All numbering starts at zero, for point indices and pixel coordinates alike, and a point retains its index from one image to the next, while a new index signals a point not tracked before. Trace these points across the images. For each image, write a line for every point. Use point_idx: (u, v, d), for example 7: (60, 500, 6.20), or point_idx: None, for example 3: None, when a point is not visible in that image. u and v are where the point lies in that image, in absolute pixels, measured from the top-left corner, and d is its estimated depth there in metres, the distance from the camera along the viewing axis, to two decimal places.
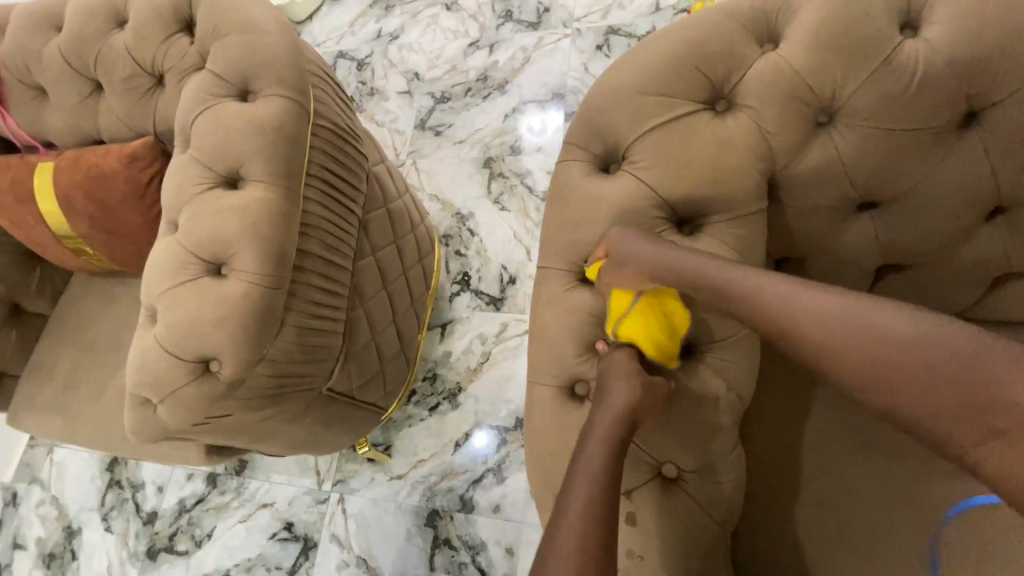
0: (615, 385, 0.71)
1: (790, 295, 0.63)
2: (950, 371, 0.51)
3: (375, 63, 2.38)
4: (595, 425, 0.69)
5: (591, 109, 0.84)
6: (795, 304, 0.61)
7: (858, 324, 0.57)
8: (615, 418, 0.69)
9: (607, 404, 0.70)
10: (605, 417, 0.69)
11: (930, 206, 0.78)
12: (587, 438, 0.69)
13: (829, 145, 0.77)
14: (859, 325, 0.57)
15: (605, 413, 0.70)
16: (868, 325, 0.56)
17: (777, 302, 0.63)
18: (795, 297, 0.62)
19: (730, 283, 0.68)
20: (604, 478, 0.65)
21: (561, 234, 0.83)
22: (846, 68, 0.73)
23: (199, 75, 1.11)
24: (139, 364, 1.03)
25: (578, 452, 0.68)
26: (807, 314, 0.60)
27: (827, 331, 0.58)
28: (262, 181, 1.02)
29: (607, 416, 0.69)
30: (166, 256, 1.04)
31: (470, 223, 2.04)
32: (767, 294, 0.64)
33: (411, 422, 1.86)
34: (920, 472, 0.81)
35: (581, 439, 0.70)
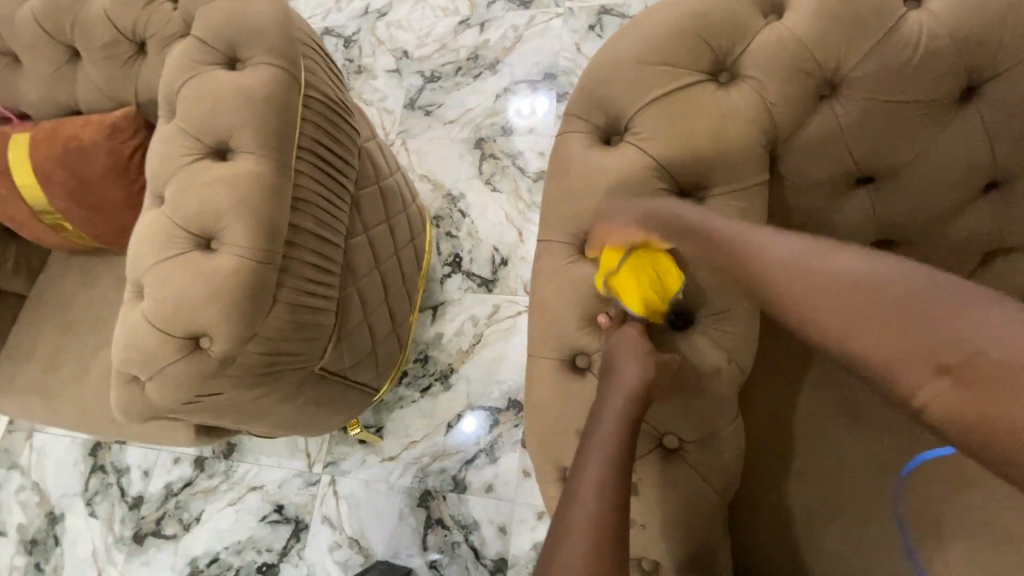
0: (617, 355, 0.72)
1: (744, 240, 0.64)
2: (901, 308, 0.49)
3: (363, 40, 2.33)
4: (606, 404, 0.70)
5: (593, 80, 0.82)
6: (745, 249, 0.63)
7: (800, 264, 0.57)
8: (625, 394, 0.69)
9: (612, 376, 0.71)
10: (616, 396, 0.69)
11: (928, 179, 0.78)
12: (597, 415, 0.70)
13: (830, 119, 0.77)
14: (803, 266, 0.57)
15: (614, 389, 0.70)
16: (809, 263, 0.57)
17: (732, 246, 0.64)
18: (762, 240, 0.61)
19: (690, 230, 0.69)
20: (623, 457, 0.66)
21: (562, 207, 0.82)
22: (850, 38, 0.73)
23: (183, 43, 1.06)
24: (127, 341, 1.00)
25: (591, 430, 0.69)
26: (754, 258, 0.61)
27: (788, 271, 0.57)
28: (252, 153, 0.99)
29: (617, 393, 0.69)
30: (153, 231, 1.01)
31: (462, 205, 2.02)
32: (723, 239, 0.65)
33: (402, 404, 1.85)
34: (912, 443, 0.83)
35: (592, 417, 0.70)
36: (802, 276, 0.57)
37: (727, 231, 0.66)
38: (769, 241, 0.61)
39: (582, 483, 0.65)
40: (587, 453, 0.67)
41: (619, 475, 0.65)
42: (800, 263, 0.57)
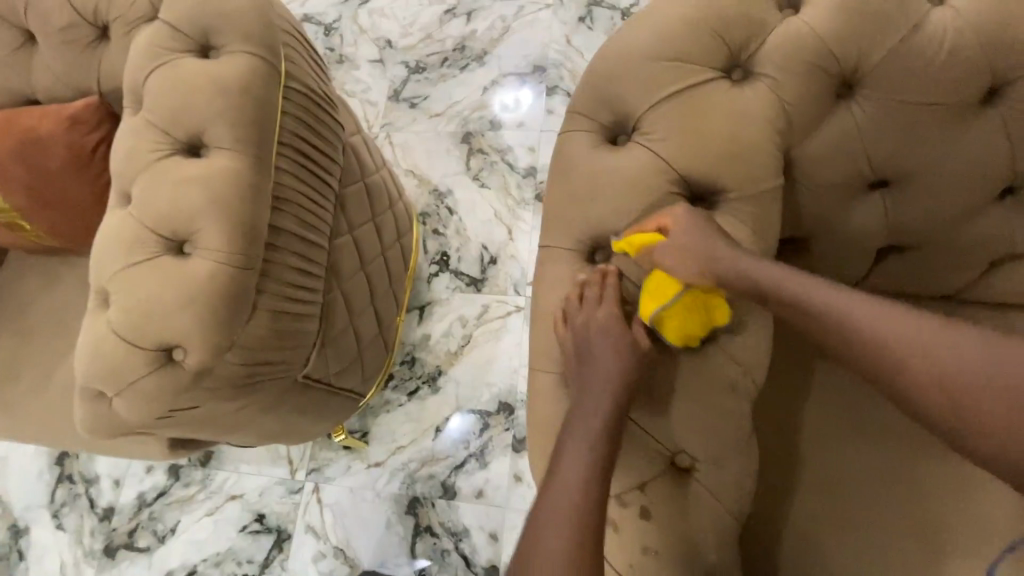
0: (611, 370, 0.69)
1: (818, 295, 0.66)
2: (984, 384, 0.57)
3: (344, 28, 2.23)
4: (587, 418, 0.68)
5: (599, 75, 0.77)
6: (824, 306, 0.65)
7: (884, 325, 0.62)
8: (612, 411, 0.68)
9: (604, 392, 0.68)
10: (598, 411, 0.68)
11: (944, 184, 0.76)
12: (576, 430, 0.67)
13: (848, 120, 0.73)
14: (887, 324, 0.62)
15: (599, 404, 0.68)
16: (903, 331, 0.61)
17: (808, 303, 0.66)
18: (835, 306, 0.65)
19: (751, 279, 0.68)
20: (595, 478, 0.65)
21: (566, 211, 0.77)
22: (873, 34, 0.69)
23: (150, 27, 0.98)
24: (91, 353, 0.92)
25: (564, 445, 0.68)
26: (837, 320, 0.64)
27: (868, 338, 0.62)
28: (228, 148, 0.91)
29: (598, 409, 0.68)
30: (119, 233, 0.93)
31: (449, 201, 1.96)
32: (797, 295, 0.67)
33: (388, 408, 1.79)
34: (920, 454, 0.81)
35: (565, 432, 0.69)
36: (891, 337, 0.61)
37: (796, 285, 0.67)
38: (845, 298, 0.65)
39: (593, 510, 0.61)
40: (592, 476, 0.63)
41: None
42: (886, 324, 0.62)
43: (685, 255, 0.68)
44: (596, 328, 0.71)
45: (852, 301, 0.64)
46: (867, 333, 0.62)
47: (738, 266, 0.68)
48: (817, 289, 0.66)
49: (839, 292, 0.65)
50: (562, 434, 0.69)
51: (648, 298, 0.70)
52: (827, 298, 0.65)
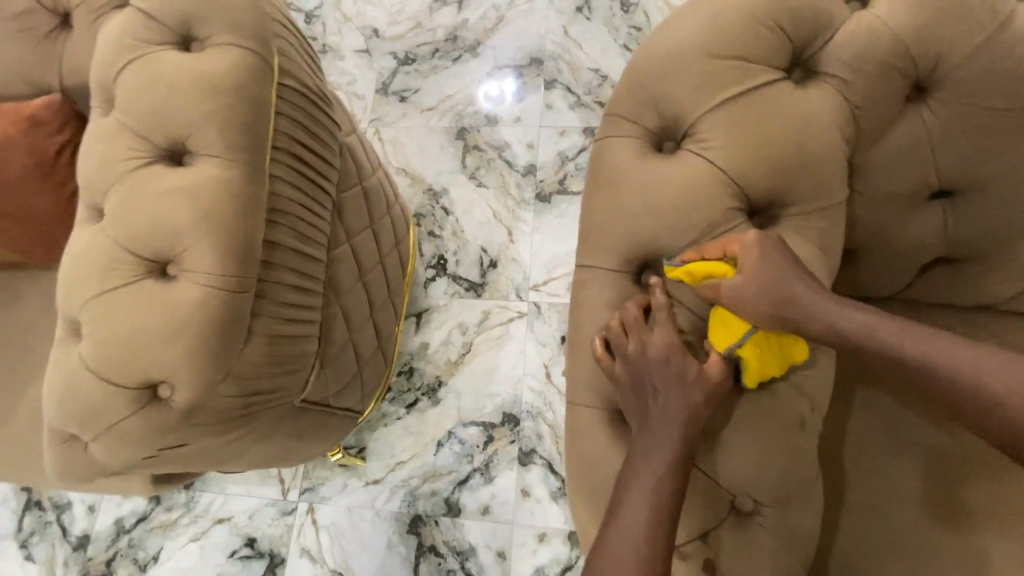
0: (670, 413, 0.62)
1: (894, 334, 0.59)
2: None
3: (327, 16, 2.09)
4: (648, 469, 0.61)
5: (644, 76, 0.69)
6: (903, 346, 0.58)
7: (973, 361, 0.56)
8: (677, 460, 0.61)
9: (666, 438, 0.61)
10: (657, 461, 0.61)
11: (1016, 196, 0.69)
12: (631, 481, 0.61)
13: (918, 126, 0.67)
14: (975, 362, 0.56)
15: (662, 453, 0.61)
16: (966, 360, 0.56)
17: (887, 343, 0.58)
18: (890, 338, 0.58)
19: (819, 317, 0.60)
20: (652, 537, 0.58)
21: (609, 227, 0.69)
22: (952, 34, 0.63)
23: (122, 15, 0.85)
24: (62, 391, 0.81)
25: (617, 495, 0.61)
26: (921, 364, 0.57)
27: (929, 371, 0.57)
28: (218, 156, 0.81)
29: (656, 457, 0.61)
30: (91, 253, 0.81)
31: (445, 201, 1.86)
32: (871, 334, 0.59)
33: (386, 421, 1.69)
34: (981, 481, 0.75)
35: (619, 481, 0.62)
36: (987, 376, 0.55)
37: (868, 323, 0.60)
38: (926, 337, 0.58)
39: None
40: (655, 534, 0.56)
41: None
42: (972, 362, 0.56)
43: (752, 279, 0.61)
44: (654, 362, 0.63)
45: (931, 339, 0.58)
46: (955, 373, 0.56)
47: (810, 288, 0.61)
48: (890, 326, 0.59)
49: (913, 327, 0.59)
50: (615, 483, 0.62)
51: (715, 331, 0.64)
52: (905, 337, 0.58)
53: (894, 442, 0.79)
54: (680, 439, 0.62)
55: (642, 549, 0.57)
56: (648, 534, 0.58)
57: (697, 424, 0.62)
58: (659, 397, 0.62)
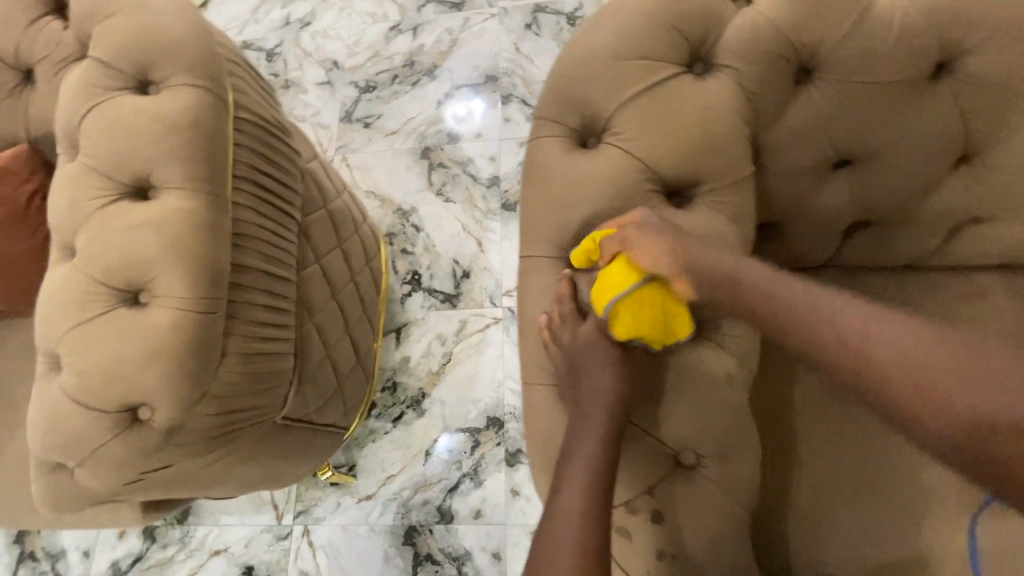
0: (608, 380, 0.68)
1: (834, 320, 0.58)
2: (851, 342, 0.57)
3: (287, 52, 2.17)
4: (584, 435, 0.66)
5: (563, 80, 0.77)
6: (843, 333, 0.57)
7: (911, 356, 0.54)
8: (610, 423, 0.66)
9: (607, 404, 0.67)
10: (592, 425, 0.66)
11: (902, 158, 0.78)
12: (575, 447, 0.66)
13: (809, 105, 0.74)
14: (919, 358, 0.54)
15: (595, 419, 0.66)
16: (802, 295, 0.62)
17: (819, 330, 0.58)
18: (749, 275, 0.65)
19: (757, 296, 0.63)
20: (598, 494, 0.63)
21: (543, 221, 0.76)
22: (824, 20, 0.70)
23: (80, 66, 0.91)
24: (45, 424, 0.85)
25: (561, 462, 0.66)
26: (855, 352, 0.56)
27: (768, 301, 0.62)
28: (179, 188, 0.86)
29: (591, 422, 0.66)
30: (65, 290, 0.86)
31: (414, 219, 1.92)
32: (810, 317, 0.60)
33: (374, 437, 1.73)
34: None
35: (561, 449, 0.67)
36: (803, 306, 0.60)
37: (802, 312, 0.60)
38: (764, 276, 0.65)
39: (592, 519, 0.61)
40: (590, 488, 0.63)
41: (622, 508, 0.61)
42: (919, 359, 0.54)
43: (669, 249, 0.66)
44: (591, 338, 0.69)
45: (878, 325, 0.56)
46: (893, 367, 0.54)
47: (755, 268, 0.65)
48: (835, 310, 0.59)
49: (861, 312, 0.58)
50: (564, 451, 0.67)
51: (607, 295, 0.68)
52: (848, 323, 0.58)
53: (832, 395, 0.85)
54: (621, 403, 0.67)
55: (590, 506, 0.62)
56: (595, 492, 0.63)
57: (633, 389, 0.68)
58: (599, 369, 0.68)
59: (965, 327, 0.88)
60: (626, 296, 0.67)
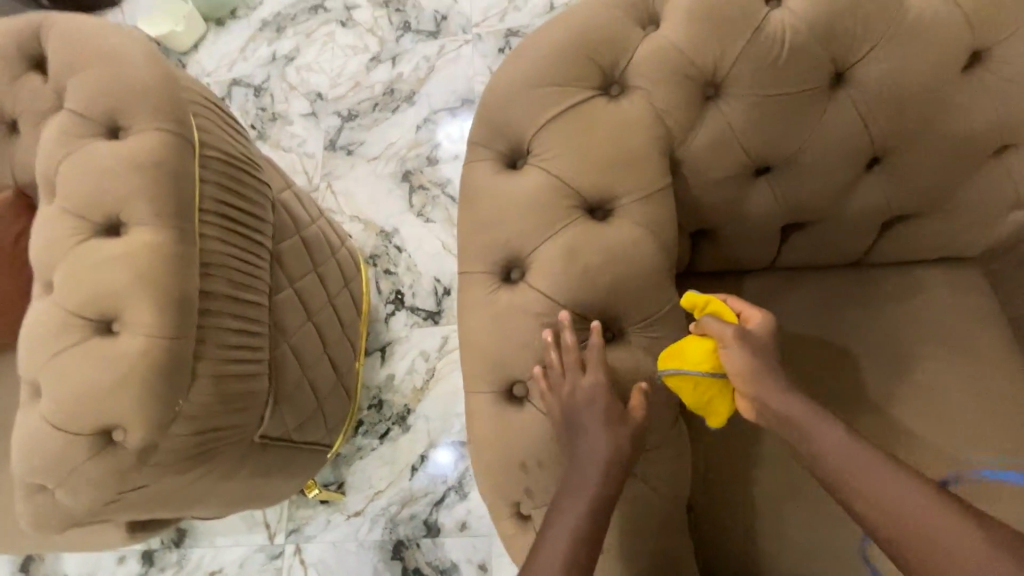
0: (607, 438, 0.70)
1: (857, 460, 0.67)
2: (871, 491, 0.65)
3: (274, 87, 2.19)
4: (586, 467, 0.69)
5: (491, 108, 0.82)
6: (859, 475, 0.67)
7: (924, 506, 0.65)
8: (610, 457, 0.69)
9: (608, 439, 0.69)
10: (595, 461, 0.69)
11: (814, 163, 0.82)
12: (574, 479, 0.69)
13: (720, 119, 0.79)
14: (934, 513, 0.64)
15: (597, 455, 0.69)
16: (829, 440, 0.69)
17: (848, 475, 0.67)
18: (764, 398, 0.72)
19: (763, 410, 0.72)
20: (587, 534, 0.67)
21: (477, 239, 0.81)
22: (723, 41, 0.76)
23: (57, 116, 0.99)
24: (28, 448, 0.91)
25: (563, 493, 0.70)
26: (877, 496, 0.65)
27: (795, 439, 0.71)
28: (147, 223, 0.93)
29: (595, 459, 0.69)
30: (44, 322, 0.92)
31: (396, 240, 1.97)
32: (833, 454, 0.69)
33: (362, 454, 1.76)
34: None
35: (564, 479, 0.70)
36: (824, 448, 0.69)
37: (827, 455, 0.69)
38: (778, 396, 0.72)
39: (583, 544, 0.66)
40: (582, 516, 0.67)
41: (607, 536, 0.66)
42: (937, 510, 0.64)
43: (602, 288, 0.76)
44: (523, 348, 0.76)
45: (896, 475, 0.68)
46: (908, 511, 0.63)
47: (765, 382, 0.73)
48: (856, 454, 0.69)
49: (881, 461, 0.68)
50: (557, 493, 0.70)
51: (686, 354, 0.74)
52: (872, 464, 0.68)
53: None
54: (617, 458, 0.69)
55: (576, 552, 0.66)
56: (584, 538, 0.66)
57: (629, 440, 0.71)
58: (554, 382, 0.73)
59: (884, 320, 0.96)
60: (690, 374, 0.73)
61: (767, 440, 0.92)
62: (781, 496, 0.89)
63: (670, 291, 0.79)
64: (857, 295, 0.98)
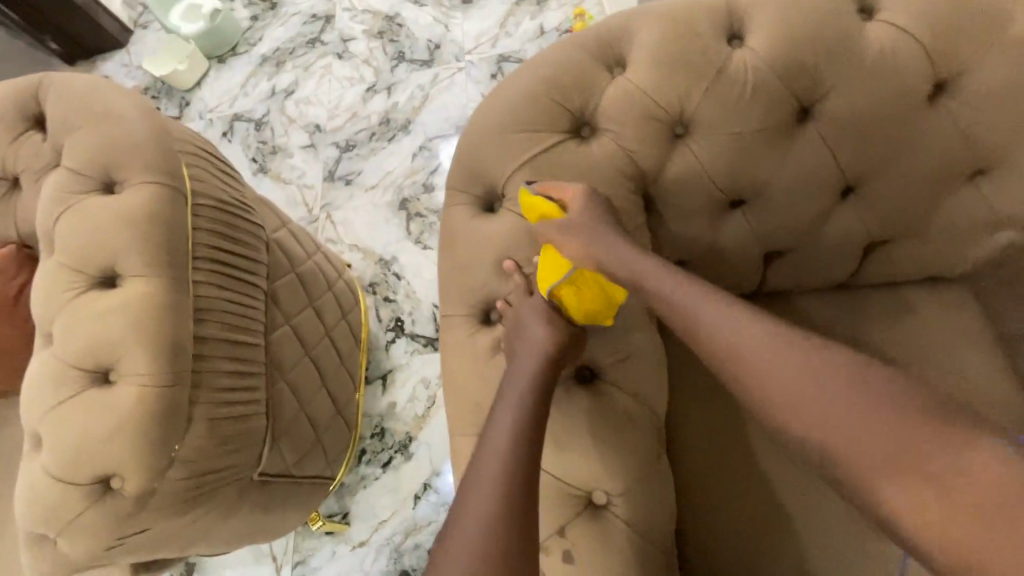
0: (544, 331, 0.72)
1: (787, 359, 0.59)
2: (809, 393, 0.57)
3: (274, 120, 2.19)
4: (511, 386, 0.70)
5: (467, 153, 0.85)
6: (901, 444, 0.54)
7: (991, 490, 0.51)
8: (536, 375, 0.70)
9: (534, 353, 0.71)
10: (520, 380, 0.70)
11: (788, 196, 0.82)
12: (504, 400, 0.69)
13: (689, 155, 0.80)
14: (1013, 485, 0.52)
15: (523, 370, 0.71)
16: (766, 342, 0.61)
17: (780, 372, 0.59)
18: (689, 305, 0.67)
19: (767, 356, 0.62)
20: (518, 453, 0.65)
21: (456, 282, 0.83)
22: (687, 83, 0.77)
23: (56, 174, 1.03)
24: (29, 499, 0.94)
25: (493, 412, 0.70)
26: (842, 423, 0.55)
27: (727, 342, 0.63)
28: (140, 274, 0.96)
29: (523, 376, 0.70)
30: (44, 374, 0.96)
31: (395, 267, 1.97)
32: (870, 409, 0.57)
33: (365, 483, 1.77)
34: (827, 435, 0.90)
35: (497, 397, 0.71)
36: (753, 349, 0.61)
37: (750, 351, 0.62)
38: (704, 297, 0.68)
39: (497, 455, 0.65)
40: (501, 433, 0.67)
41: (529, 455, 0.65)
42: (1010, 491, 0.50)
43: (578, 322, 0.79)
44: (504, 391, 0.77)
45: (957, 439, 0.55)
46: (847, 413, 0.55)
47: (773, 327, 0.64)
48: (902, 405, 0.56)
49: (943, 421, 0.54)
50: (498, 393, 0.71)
51: (553, 267, 0.76)
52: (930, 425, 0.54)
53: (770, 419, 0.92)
54: (555, 353, 0.71)
55: (514, 452, 0.65)
56: (524, 430, 0.67)
57: (567, 340, 0.73)
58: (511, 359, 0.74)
59: (874, 346, 0.95)
60: (565, 281, 0.74)
61: (760, 472, 0.91)
62: (774, 529, 0.87)
63: (647, 329, 0.80)
64: (846, 320, 0.97)
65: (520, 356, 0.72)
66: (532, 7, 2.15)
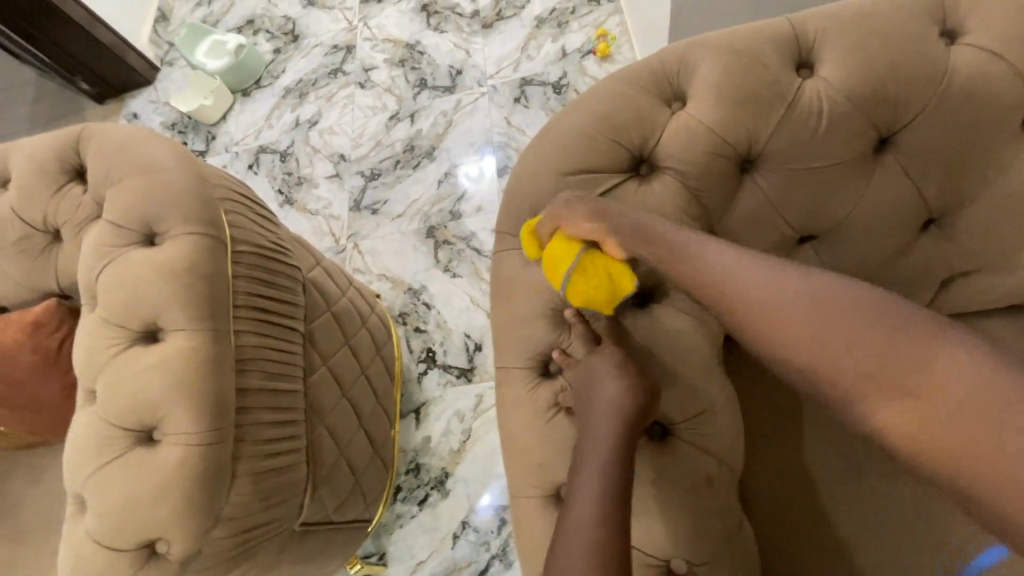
0: (619, 387, 0.67)
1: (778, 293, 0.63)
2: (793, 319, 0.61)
3: (299, 152, 2.18)
4: (587, 457, 0.65)
5: (519, 196, 0.81)
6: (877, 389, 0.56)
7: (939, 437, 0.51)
8: (614, 444, 0.65)
9: (610, 419, 0.66)
10: (597, 450, 0.65)
11: (866, 230, 0.77)
12: (581, 475, 0.64)
13: (757, 192, 0.76)
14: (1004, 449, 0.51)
15: (599, 440, 0.65)
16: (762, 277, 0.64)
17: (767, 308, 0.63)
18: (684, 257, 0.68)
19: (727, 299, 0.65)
20: (603, 535, 0.60)
21: (512, 333, 0.79)
22: (756, 117, 0.73)
23: (96, 227, 1.02)
24: (74, 564, 0.92)
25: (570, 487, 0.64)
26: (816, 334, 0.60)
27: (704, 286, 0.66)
28: (183, 329, 0.93)
29: (599, 444, 0.65)
30: (88, 435, 0.95)
31: (425, 296, 1.92)
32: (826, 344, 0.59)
33: (401, 522, 1.72)
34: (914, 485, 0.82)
35: (573, 465, 0.66)
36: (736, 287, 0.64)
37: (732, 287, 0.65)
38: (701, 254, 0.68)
39: (581, 536, 0.60)
40: (583, 512, 0.61)
41: (615, 539, 0.59)
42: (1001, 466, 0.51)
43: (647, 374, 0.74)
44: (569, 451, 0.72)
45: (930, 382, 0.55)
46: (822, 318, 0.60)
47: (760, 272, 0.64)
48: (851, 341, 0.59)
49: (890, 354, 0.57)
50: (574, 459, 0.66)
51: (557, 265, 0.73)
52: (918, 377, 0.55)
53: (849, 469, 0.85)
54: (633, 411, 0.66)
55: (598, 535, 0.59)
56: (609, 502, 0.61)
57: (644, 393, 0.67)
58: (583, 424, 0.68)
59: None
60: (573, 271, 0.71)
61: (848, 525, 0.82)
62: None
63: (718, 380, 0.76)
64: None
65: (593, 420, 0.67)
66: (554, 30, 2.13)
